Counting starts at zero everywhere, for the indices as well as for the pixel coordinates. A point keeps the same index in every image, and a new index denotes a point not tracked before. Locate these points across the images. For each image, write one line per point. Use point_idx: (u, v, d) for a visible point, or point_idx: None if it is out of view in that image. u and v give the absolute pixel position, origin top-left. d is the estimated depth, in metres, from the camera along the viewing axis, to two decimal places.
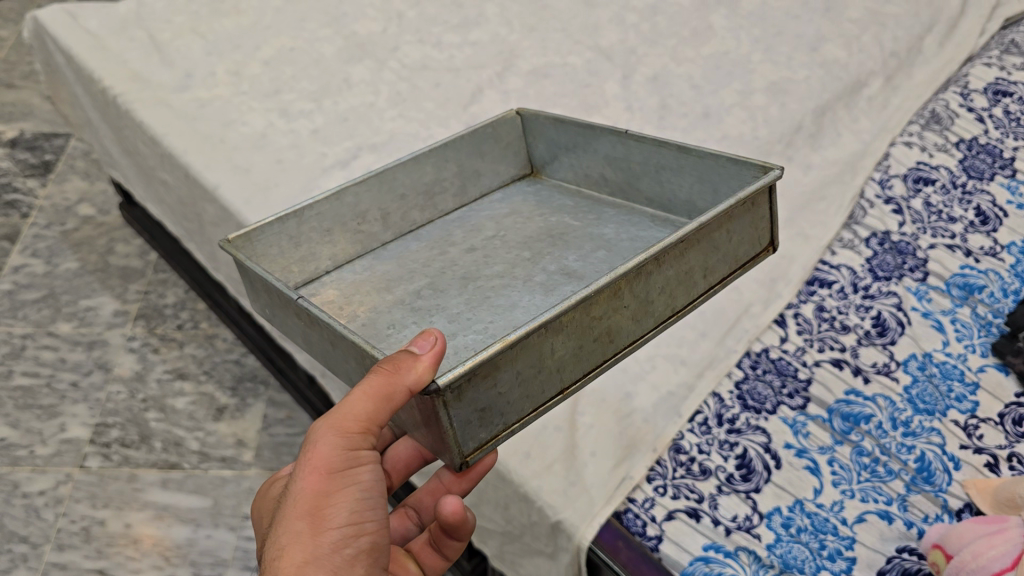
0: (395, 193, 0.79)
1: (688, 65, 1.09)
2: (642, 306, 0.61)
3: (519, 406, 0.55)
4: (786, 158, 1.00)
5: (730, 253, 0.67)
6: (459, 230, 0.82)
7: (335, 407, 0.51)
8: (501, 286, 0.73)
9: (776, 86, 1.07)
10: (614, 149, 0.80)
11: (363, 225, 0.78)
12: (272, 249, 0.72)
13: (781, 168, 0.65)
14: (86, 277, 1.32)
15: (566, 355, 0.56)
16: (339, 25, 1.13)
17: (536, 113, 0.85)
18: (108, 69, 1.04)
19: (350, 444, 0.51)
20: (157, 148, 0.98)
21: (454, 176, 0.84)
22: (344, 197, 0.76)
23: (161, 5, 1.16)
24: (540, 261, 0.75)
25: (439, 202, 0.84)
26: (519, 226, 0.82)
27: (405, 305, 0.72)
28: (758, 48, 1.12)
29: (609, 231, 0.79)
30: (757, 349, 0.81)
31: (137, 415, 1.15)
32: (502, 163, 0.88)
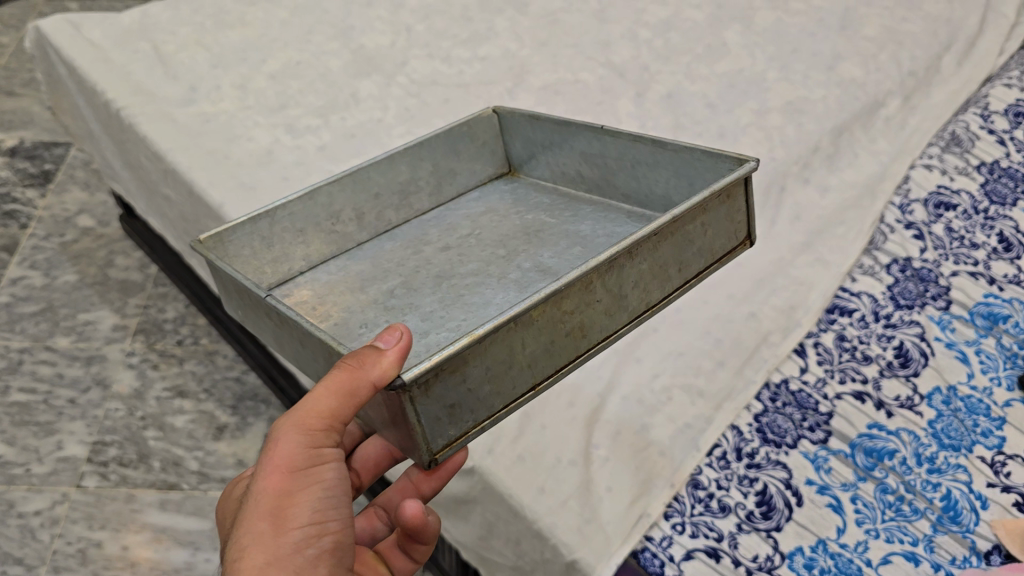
0: (370, 192, 0.81)
1: (702, 83, 1.07)
2: (616, 300, 0.62)
3: (489, 402, 0.55)
4: (801, 181, 0.99)
5: (706, 245, 0.68)
6: (435, 229, 0.84)
7: (299, 406, 0.52)
8: (474, 283, 0.73)
9: (792, 105, 1.05)
10: (589, 147, 0.82)
11: (338, 226, 0.79)
12: (245, 250, 0.73)
13: (757, 160, 0.66)
14: (85, 290, 1.29)
15: (537, 351, 0.57)
16: (346, 37, 1.10)
17: (510, 112, 0.87)
18: (110, 80, 1.02)
19: (313, 443, 0.52)
20: (160, 164, 0.95)
21: (429, 174, 0.85)
22: (318, 197, 0.77)
23: (165, 15, 1.13)
24: (514, 258, 0.76)
25: (415, 201, 0.85)
26: (494, 224, 0.83)
27: (379, 304, 0.72)
28: (774, 66, 1.10)
29: (585, 226, 0.80)
30: (777, 380, 0.79)
31: (135, 434, 1.12)
32: (479, 161, 0.89)
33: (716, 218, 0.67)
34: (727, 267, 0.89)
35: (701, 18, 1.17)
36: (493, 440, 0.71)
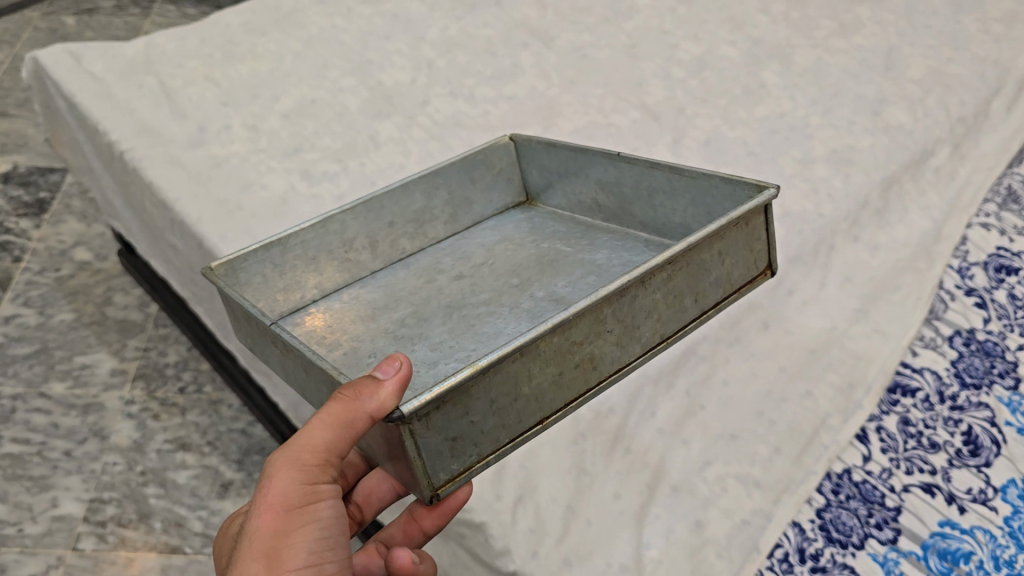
0: (383, 220, 0.78)
1: (742, 129, 1.01)
2: (630, 330, 0.60)
3: (494, 435, 0.54)
4: (851, 239, 0.93)
5: (723, 277, 0.66)
6: (450, 258, 0.80)
7: (294, 440, 0.52)
8: (484, 314, 0.69)
9: (838, 155, 0.99)
10: (606, 174, 0.79)
11: (350, 254, 0.76)
12: (256, 278, 0.70)
13: (777, 187, 0.64)
14: (81, 330, 1.22)
15: (546, 382, 0.55)
16: (360, 72, 1.03)
17: (526, 139, 0.84)
18: (113, 118, 0.95)
19: (309, 478, 0.52)
20: (167, 213, 0.89)
21: (444, 203, 0.82)
22: (329, 225, 0.74)
23: (171, 45, 1.06)
24: (528, 288, 0.72)
25: (430, 229, 0.82)
26: (509, 251, 0.80)
27: (388, 333, 0.69)
28: (816, 110, 1.04)
29: (601, 256, 0.76)
30: (838, 470, 0.73)
31: (135, 490, 1.05)
32: (495, 189, 0.86)
33: (734, 245, 0.65)
34: (775, 335, 0.84)
35: (739, 56, 1.11)
36: (537, 539, 0.66)
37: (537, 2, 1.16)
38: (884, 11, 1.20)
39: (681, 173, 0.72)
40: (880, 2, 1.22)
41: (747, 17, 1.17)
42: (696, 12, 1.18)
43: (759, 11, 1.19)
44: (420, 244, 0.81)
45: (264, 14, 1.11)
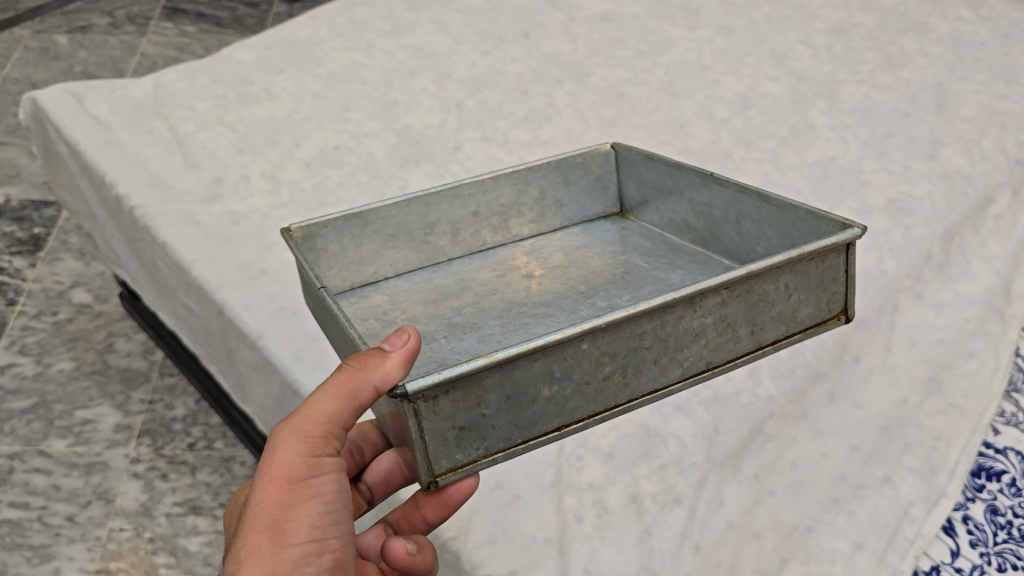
0: (469, 209, 0.81)
1: (792, 175, 0.96)
2: (673, 350, 0.60)
3: (504, 433, 0.55)
4: (914, 296, 0.87)
5: (787, 311, 0.64)
6: (526, 254, 0.83)
7: (299, 412, 0.53)
8: (542, 316, 0.72)
9: (895, 204, 0.94)
10: (699, 196, 0.80)
11: (430, 237, 0.81)
12: (334, 245, 0.77)
13: (861, 228, 0.62)
14: (82, 381, 1.15)
15: (569, 392, 0.57)
16: (389, 112, 0.97)
17: (630, 150, 0.86)
18: (121, 169, 0.88)
19: (313, 452, 0.53)
20: (183, 276, 0.82)
21: (534, 201, 0.85)
22: (416, 208, 0.79)
23: (180, 84, 0.99)
24: (593, 297, 0.75)
25: (515, 225, 0.85)
26: (586, 262, 0.82)
27: (444, 319, 0.73)
28: (868, 154, 0.99)
29: (675, 277, 0.77)
30: (927, 566, 0.67)
31: (143, 560, 0.96)
32: (590, 196, 0.88)
33: (806, 282, 0.64)
34: (844, 408, 0.78)
35: (783, 94, 1.05)
36: None
37: (568, 36, 1.10)
38: (930, 42, 1.14)
39: (770, 203, 0.72)
40: (926, 31, 1.16)
41: (788, 50, 1.12)
42: (735, 44, 1.12)
43: (800, 42, 1.13)
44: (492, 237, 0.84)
45: (279, 49, 1.04)
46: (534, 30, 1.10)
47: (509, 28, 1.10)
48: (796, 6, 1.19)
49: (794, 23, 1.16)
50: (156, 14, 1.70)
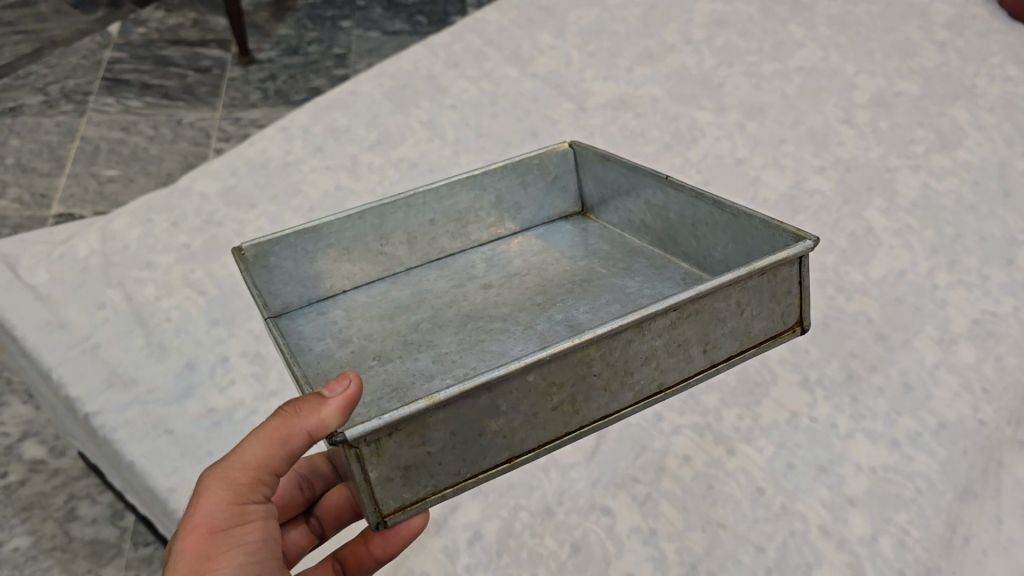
0: (422, 217, 0.70)
1: (860, 300, 0.83)
2: (621, 375, 0.52)
3: (450, 468, 0.48)
4: (1018, 446, 0.75)
5: (741, 329, 0.55)
6: (483, 263, 0.71)
7: (225, 456, 0.48)
8: (495, 333, 0.61)
9: (979, 328, 0.82)
10: (660, 198, 0.67)
11: (384, 249, 0.69)
12: (280, 266, 0.65)
13: (814, 241, 0.54)
14: (41, 562, 0.96)
15: (518, 425, 0.49)
16: None
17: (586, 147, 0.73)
18: (71, 361, 0.72)
19: (236, 498, 0.47)
20: (155, 503, 0.66)
21: (492, 205, 0.73)
22: (362, 219, 0.67)
23: (134, 233, 0.83)
24: (548, 309, 0.63)
25: (474, 230, 0.73)
26: (549, 265, 0.69)
27: (396, 335, 0.62)
28: (938, 263, 0.87)
29: (632, 284, 0.65)
30: None
31: None
32: (551, 196, 0.75)
33: (757, 295, 0.55)
34: None
35: (834, 191, 0.92)
36: None
37: (583, 129, 0.95)
38: (981, 111, 1.02)
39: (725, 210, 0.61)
40: (975, 97, 1.04)
41: (829, 132, 0.99)
42: (769, 129, 0.98)
43: (840, 121, 1.00)
44: (456, 242, 0.72)
45: (248, 176, 0.88)
46: (543, 125, 0.95)
47: (515, 125, 0.94)
48: (829, 73, 1.05)
49: (831, 97, 1.03)
50: (94, 87, 1.52)
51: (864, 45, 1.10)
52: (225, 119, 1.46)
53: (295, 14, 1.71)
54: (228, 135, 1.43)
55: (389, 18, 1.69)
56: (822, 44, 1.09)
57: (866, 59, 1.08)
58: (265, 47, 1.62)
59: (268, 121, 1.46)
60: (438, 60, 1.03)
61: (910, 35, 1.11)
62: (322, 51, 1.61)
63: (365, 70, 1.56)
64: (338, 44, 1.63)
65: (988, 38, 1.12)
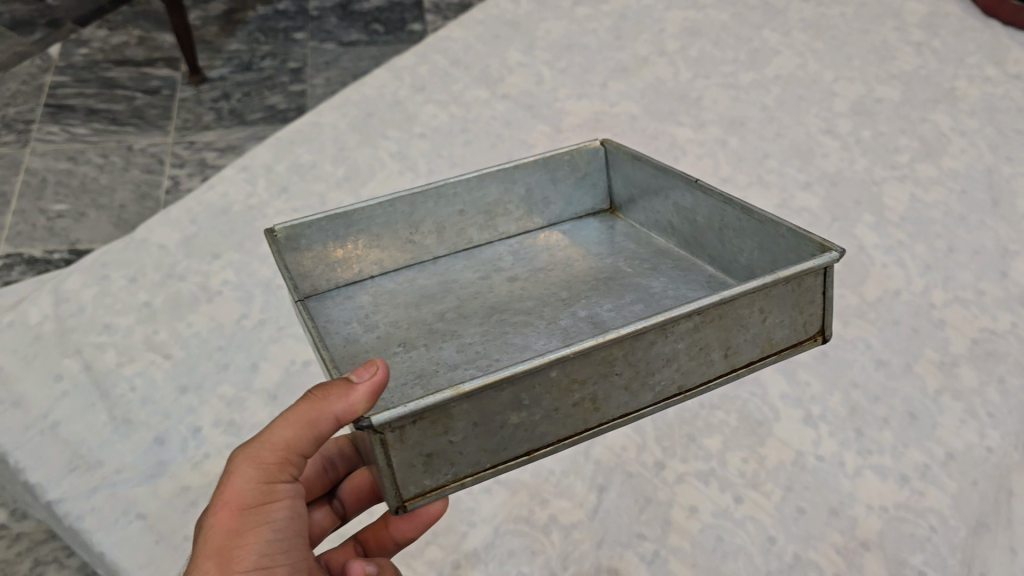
0: (454, 207, 0.68)
1: (856, 325, 0.81)
2: (643, 374, 0.50)
3: (472, 458, 0.46)
4: None
5: (763, 335, 0.53)
6: (511, 257, 0.68)
7: (254, 437, 0.47)
8: (522, 324, 0.59)
9: (979, 347, 0.80)
10: (687, 201, 0.66)
11: (414, 238, 0.67)
12: (313, 249, 0.63)
13: (840, 252, 0.52)
14: None
15: (539, 419, 0.47)
16: None
17: (617, 147, 0.71)
18: (28, 442, 0.66)
19: (264, 478, 0.46)
20: None
21: (522, 198, 0.71)
22: (397, 205, 0.66)
23: (90, 293, 0.78)
24: (573, 304, 0.61)
25: (502, 222, 0.71)
26: (573, 263, 0.67)
27: (417, 324, 0.60)
28: (933, 281, 0.85)
29: (657, 283, 0.63)
30: None
31: None
32: (580, 194, 0.73)
33: (781, 303, 0.53)
34: None
35: (821, 208, 0.90)
36: None
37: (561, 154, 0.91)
38: (963, 115, 1.00)
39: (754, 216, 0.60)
40: (956, 101, 1.02)
41: (812, 145, 0.96)
42: (751, 144, 0.95)
43: (823, 132, 0.97)
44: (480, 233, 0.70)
45: (211, 222, 0.83)
46: (518, 147, 0.90)
47: (490, 151, 0.90)
48: (807, 82, 1.03)
49: (810, 107, 1.00)
50: (37, 114, 1.44)
51: (840, 50, 1.07)
52: (178, 144, 1.40)
53: (246, 27, 1.64)
54: (182, 160, 1.37)
55: (345, 27, 1.63)
56: (798, 51, 1.07)
57: (843, 65, 1.05)
58: (216, 64, 1.56)
59: (224, 144, 1.40)
60: (403, 85, 0.98)
61: (886, 37, 1.09)
62: (277, 66, 1.55)
63: (323, 84, 1.50)
64: (293, 57, 1.57)
65: (964, 37, 1.10)
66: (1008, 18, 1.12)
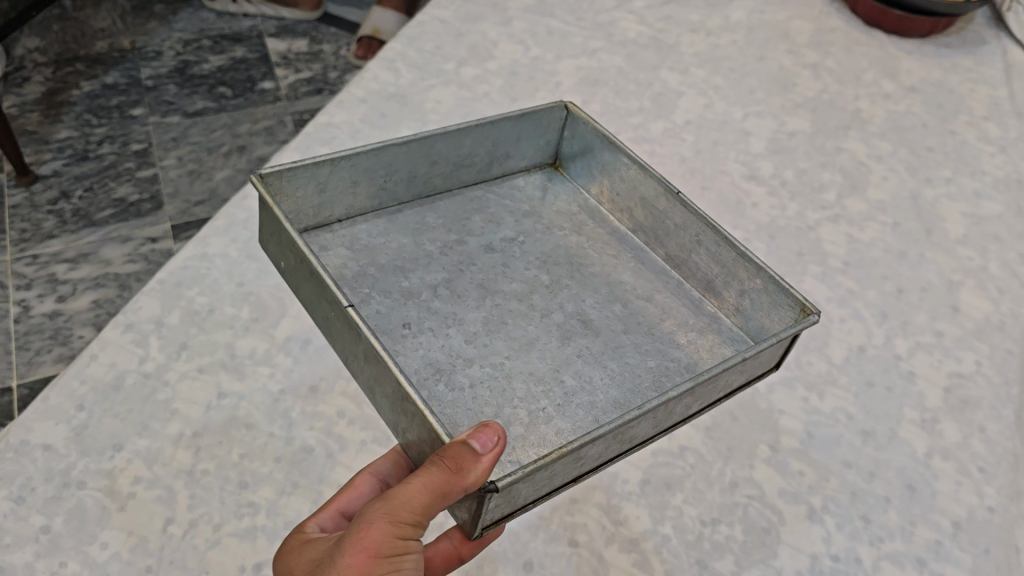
0: (429, 158, 0.79)
1: (832, 395, 0.78)
2: (669, 414, 0.63)
3: (535, 487, 0.57)
4: None
5: (756, 364, 0.69)
6: (477, 215, 0.82)
7: (393, 492, 0.49)
8: (518, 315, 0.72)
9: (952, 395, 0.79)
10: (656, 199, 0.79)
11: (387, 185, 0.78)
12: (299, 191, 0.72)
13: (817, 317, 0.65)
14: None
15: (593, 452, 0.59)
16: (302, 471, 0.66)
17: (586, 118, 0.83)
18: None
19: (401, 532, 0.49)
20: None
21: (487, 150, 0.83)
22: (381, 156, 0.75)
23: None
24: (558, 292, 0.75)
25: (463, 173, 0.84)
26: (539, 232, 0.82)
27: (418, 300, 0.71)
28: (892, 330, 0.83)
29: (626, 278, 0.78)
30: None
31: None
32: (534, 148, 0.87)
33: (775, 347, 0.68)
34: None
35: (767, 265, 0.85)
36: None
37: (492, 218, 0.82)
38: (874, 138, 1.00)
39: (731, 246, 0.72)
40: (864, 124, 1.02)
41: (740, 194, 0.91)
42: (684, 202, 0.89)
43: (747, 178, 0.93)
44: (444, 182, 0.83)
45: (103, 402, 0.67)
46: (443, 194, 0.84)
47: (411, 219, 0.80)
48: (718, 124, 0.99)
49: (728, 151, 0.96)
50: None
51: (740, 83, 1.04)
52: (19, 259, 1.22)
53: (73, 109, 1.45)
54: (28, 280, 1.19)
55: (187, 94, 1.52)
56: (700, 89, 1.03)
57: (746, 99, 1.02)
58: (46, 157, 1.37)
59: (73, 252, 1.23)
60: None
61: (781, 63, 1.08)
62: (117, 150, 1.39)
63: (176, 165, 1.39)
64: (134, 138, 1.42)
65: (854, 52, 1.11)
66: (892, 27, 1.14)
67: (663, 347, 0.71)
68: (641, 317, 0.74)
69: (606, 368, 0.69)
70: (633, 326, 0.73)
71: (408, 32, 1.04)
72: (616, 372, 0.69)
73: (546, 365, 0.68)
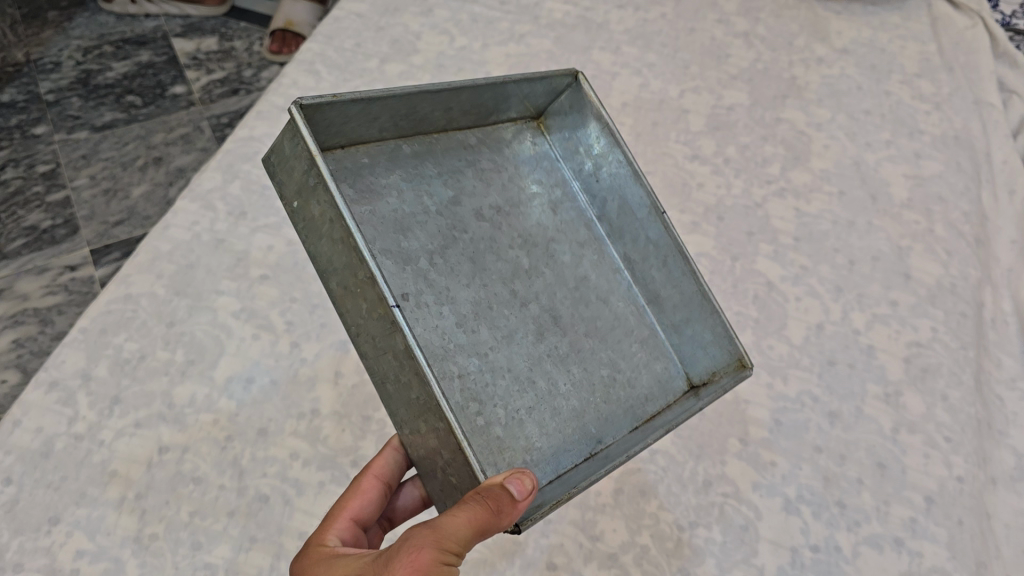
0: (448, 106, 0.60)
1: (796, 377, 0.76)
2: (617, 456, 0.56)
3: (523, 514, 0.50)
4: (992, 487, 0.72)
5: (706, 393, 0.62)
6: (476, 172, 0.64)
7: (434, 519, 0.44)
8: (502, 302, 0.60)
9: (913, 365, 0.78)
10: (637, 206, 0.66)
11: (401, 122, 0.59)
12: (320, 123, 0.53)
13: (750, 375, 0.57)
14: None
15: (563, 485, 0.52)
16: (259, 523, 0.62)
17: (592, 99, 0.66)
18: None
19: (438, 560, 0.43)
20: None
21: (496, 101, 0.64)
22: (407, 101, 0.56)
23: None
24: (536, 280, 0.63)
25: (468, 119, 0.64)
26: (524, 200, 0.66)
27: (415, 267, 0.57)
28: (848, 304, 0.82)
29: (592, 273, 0.67)
30: None
31: None
32: (536, 101, 0.68)
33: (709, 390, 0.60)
34: None
35: (718, 250, 0.84)
36: None
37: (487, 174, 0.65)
38: (812, 106, 0.99)
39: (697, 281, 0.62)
40: (801, 91, 1.00)
41: (684, 176, 0.90)
42: None
43: (690, 158, 0.92)
44: (450, 126, 0.63)
45: (33, 472, 0.62)
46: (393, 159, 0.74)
47: None
48: (656, 104, 0.97)
49: (669, 133, 0.94)
50: None
51: (673, 59, 1.02)
52: None
53: None
54: None
55: (94, 106, 1.43)
56: (633, 68, 1.00)
57: (681, 76, 1.00)
58: None
59: None
60: (218, 215, 0.80)
61: (713, 34, 1.06)
62: (23, 174, 1.31)
63: (88, 184, 1.31)
64: (40, 159, 1.34)
65: (783, 17, 1.09)
66: None
67: (614, 358, 0.63)
68: (600, 320, 0.64)
69: (570, 373, 0.60)
70: (593, 328, 0.64)
71: (323, 31, 0.99)
72: (579, 379, 0.60)
73: (521, 362, 0.59)
